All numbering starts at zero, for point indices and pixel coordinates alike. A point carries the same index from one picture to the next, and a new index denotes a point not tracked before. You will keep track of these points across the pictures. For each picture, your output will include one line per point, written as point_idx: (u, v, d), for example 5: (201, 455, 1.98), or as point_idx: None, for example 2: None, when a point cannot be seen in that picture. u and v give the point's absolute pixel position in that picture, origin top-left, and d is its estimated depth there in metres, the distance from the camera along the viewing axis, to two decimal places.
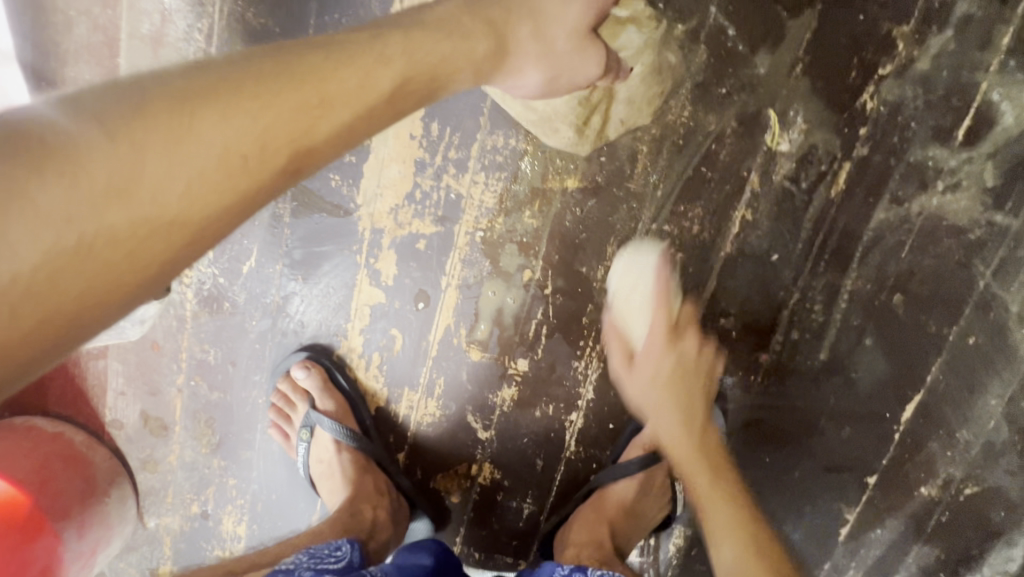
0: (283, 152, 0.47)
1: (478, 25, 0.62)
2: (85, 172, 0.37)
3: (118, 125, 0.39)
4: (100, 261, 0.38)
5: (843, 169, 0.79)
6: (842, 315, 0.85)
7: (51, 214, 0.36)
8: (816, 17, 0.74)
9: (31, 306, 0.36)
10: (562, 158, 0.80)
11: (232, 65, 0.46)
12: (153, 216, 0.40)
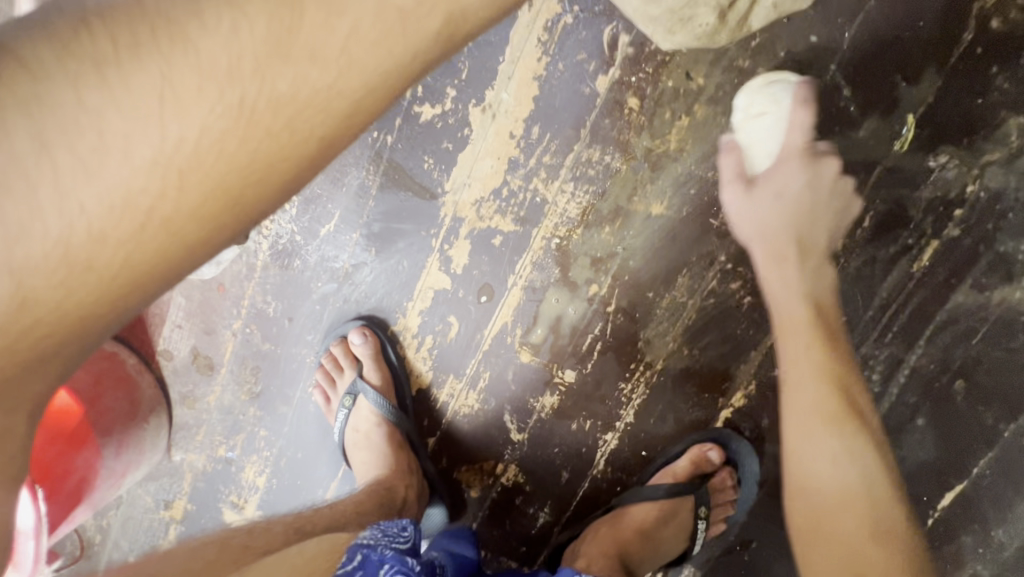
0: (439, 15, 0.44)
1: None
2: (238, 34, 0.38)
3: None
4: (260, 127, 0.39)
5: (929, 246, 0.79)
6: (898, 390, 0.84)
7: (210, 71, 0.37)
8: (935, 91, 0.74)
9: (188, 176, 0.37)
10: (652, 184, 0.81)
11: None
12: (314, 82, 0.40)
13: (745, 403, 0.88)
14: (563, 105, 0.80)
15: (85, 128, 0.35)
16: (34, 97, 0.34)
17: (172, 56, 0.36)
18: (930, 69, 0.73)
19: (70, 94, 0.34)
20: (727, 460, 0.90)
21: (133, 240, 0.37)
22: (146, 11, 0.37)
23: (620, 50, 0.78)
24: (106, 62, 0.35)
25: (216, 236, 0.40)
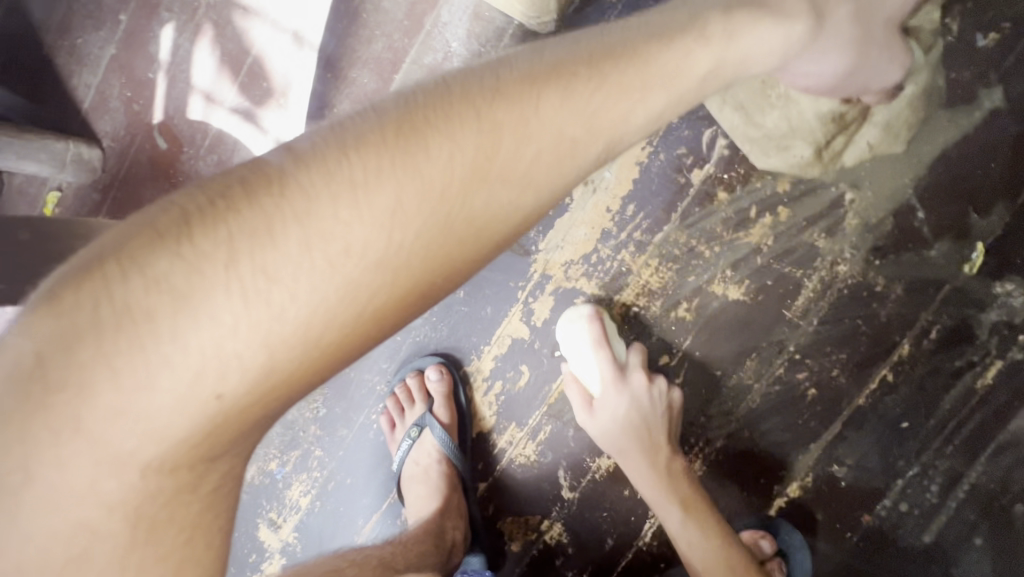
0: (603, 141, 0.46)
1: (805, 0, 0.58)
2: (464, 146, 0.39)
3: (488, 115, 0.41)
4: (456, 239, 0.39)
5: (994, 366, 0.83)
6: (957, 505, 0.85)
7: (426, 190, 0.37)
8: (1004, 224, 0.81)
9: (383, 293, 0.37)
10: (733, 271, 0.88)
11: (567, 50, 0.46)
12: (495, 191, 0.41)
13: (800, 494, 0.89)
14: (658, 188, 0.89)
15: (331, 237, 0.35)
16: (298, 212, 0.34)
17: (399, 177, 0.37)
18: (999, 205, 0.81)
19: (328, 207, 0.35)
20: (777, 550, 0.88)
21: (330, 321, 0.35)
22: (376, 139, 0.37)
23: (717, 150, 0.87)
24: (355, 183, 0.36)
25: (382, 329, 0.38)
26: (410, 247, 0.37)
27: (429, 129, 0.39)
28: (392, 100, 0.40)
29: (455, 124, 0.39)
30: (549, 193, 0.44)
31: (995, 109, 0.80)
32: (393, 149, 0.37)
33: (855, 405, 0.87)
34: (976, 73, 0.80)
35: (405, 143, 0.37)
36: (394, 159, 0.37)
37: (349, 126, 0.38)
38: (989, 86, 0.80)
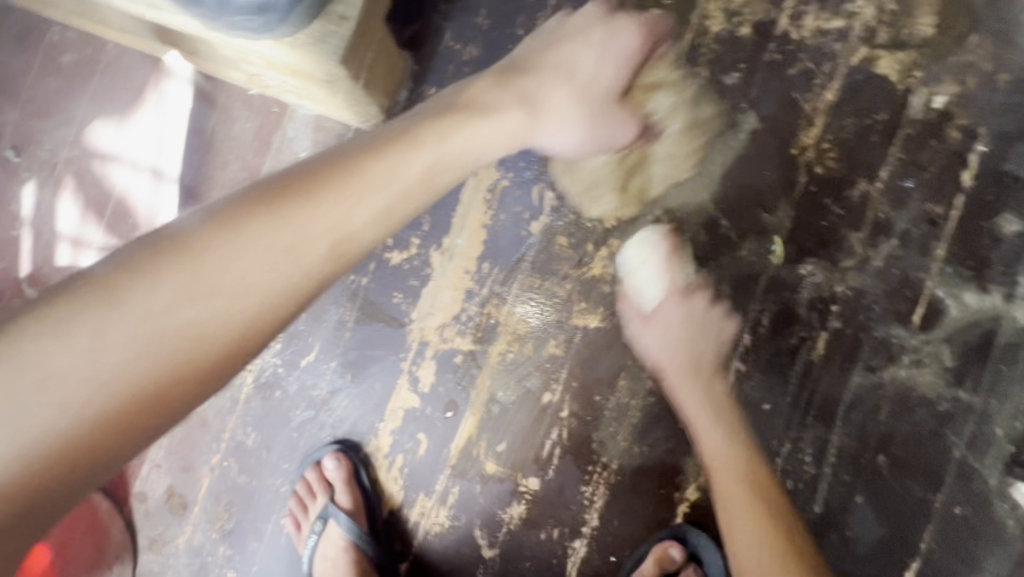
0: (322, 246, 0.59)
1: (513, 101, 0.79)
2: (175, 277, 0.52)
3: (246, 221, 0.56)
4: (180, 348, 0.51)
5: (821, 337, 0.94)
6: (832, 470, 0.93)
7: (206, 290, 0.53)
8: (790, 218, 0.95)
9: (112, 402, 0.48)
10: (587, 302, 0.97)
11: (278, 185, 0.60)
12: (259, 272, 0.55)
13: (699, 495, 0.94)
14: (506, 243, 0.99)
15: (57, 365, 0.47)
16: (24, 351, 0.47)
17: (117, 313, 0.49)
18: (782, 202, 0.95)
19: (52, 344, 0.47)
20: (690, 556, 0.91)
21: (70, 428, 0.47)
22: (98, 288, 0.50)
23: (547, 202, 0.99)
24: (79, 322, 0.49)
25: (128, 425, 0.49)
26: (168, 350, 0.50)
27: (206, 243, 0.54)
28: (119, 255, 0.52)
29: (226, 237, 0.55)
30: (274, 292, 0.56)
31: (755, 127, 0.96)
32: (174, 262, 0.53)
33: None
34: (732, 102, 0.97)
35: (189, 256, 0.53)
36: (184, 269, 0.53)
37: (75, 285, 0.50)
38: (744, 112, 0.97)
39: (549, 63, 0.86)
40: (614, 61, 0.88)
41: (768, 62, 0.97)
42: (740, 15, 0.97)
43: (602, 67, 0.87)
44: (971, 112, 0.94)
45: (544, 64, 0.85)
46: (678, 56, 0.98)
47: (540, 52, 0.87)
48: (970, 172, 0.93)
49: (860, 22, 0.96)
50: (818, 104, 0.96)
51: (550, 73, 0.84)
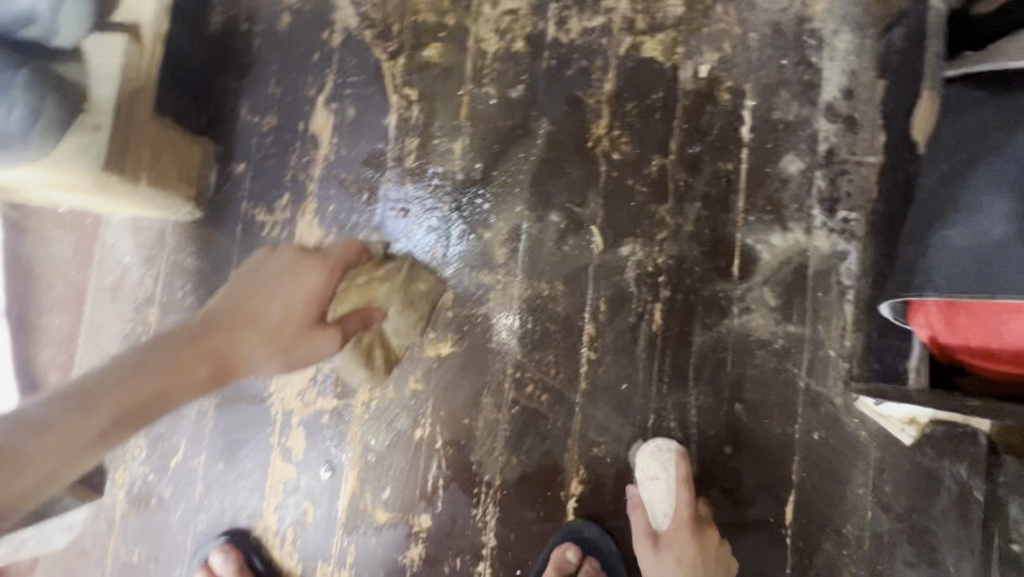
0: (141, 416, 0.65)
1: (214, 346, 0.72)
2: None
3: (78, 397, 0.62)
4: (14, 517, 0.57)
5: (656, 309, 0.99)
6: (697, 430, 0.97)
7: (12, 470, 0.56)
8: (601, 207, 1.01)
9: None
10: (436, 332, 0.99)
11: (100, 369, 0.65)
12: (67, 446, 0.60)
13: (583, 488, 0.97)
14: None
15: None
16: None
17: None
18: (590, 194, 1.01)
19: None
20: (587, 551, 0.94)
21: None
22: None
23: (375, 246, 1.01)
24: None
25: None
26: None
27: (32, 422, 0.59)
28: None
29: (82, 398, 0.62)
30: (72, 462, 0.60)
31: (549, 131, 1.02)
32: (28, 425, 0.58)
33: (580, 390, 0.98)
34: (522, 113, 1.02)
35: (8, 439, 0.56)
36: (9, 444, 0.56)
37: None
38: (536, 120, 1.02)
39: (262, 260, 0.79)
40: (311, 294, 0.77)
41: (546, 69, 1.03)
42: (511, 32, 1.03)
43: (303, 294, 0.77)
44: (734, 73, 1.02)
45: (246, 276, 0.78)
46: (464, 82, 1.03)
47: (254, 289, 0.77)
48: (747, 126, 1.01)
49: (618, 15, 1.03)
50: (601, 97, 1.02)
51: (262, 281, 0.77)
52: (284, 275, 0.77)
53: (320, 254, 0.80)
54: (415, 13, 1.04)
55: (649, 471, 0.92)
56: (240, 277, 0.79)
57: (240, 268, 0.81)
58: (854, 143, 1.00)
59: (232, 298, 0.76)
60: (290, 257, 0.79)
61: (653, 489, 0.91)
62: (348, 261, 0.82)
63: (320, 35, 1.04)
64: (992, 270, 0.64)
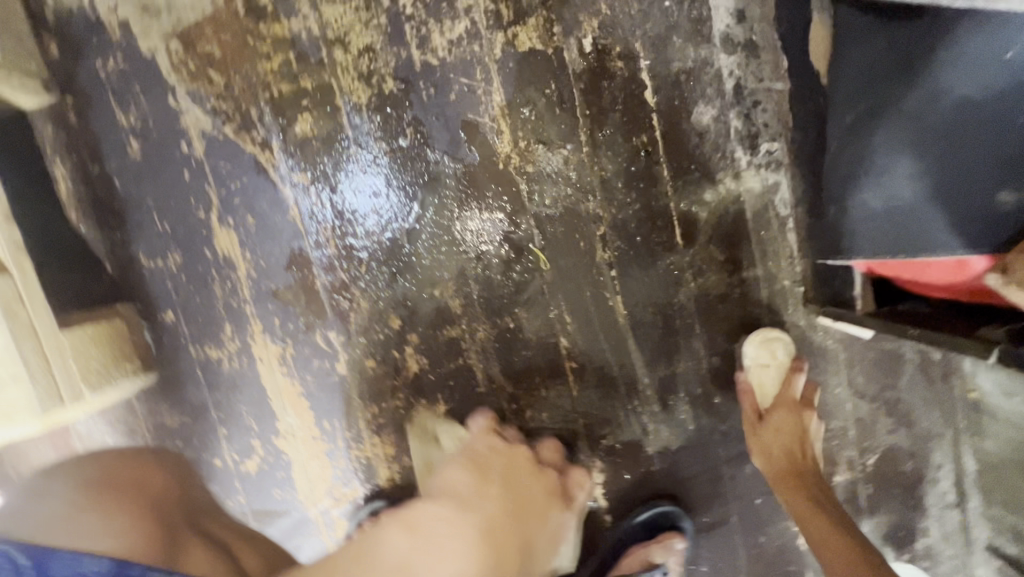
0: None
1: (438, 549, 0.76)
2: None
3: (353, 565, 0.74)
4: None
5: (619, 300, 1.02)
6: (685, 393, 1.06)
7: None
8: (534, 224, 0.99)
9: None
10: (426, 396, 1.03)
11: (372, 535, 0.80)
12: None
13: (604, 474, 1.07)
14: (321, 398, 1.03)
15: None
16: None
17: None
18: (519, 216, 0.99)
19: None
20: (675, 529, 1.06)
21: None
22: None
23: (336, 342, 1.01)
24: None
25: None
26: None
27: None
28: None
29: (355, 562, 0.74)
30: None
31: (456, 166, 0.97)
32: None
33: (574, 397, 1.04)
34: (422, 160, 0.97)
35: None
36: None
37: None
38: (439, 160, 0.97)
39: (541, 479, 0.93)
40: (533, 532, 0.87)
41: (427, 102, 0.95)
42: (377, 75, 0.94)
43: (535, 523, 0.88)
44: (619, 35, 0.95)
45: (508, 473, 0.90)
46: (350, 146, 0.96)
47: (484, 470, 0.89)
48: (649, 89, 0.96)
49: (479, 12, 0.93)
50: (493, 112, 0.96)
51: (529, 504, 0.89)
52: (542, 506, 0.90)
53: (556, 497, 0.93)
54: (267, 88, 0.94)
55: (758, 359, 1.00)
56: (497, 468, 0.90)
57: (482, 465, 0.90)
58: (758, 69, 0.96)
59: (512, 505, 0.86)
60: (536, 482, 0.92)
61: (768, 383, 1.01)
62: (570, 484, 0.96)
63: (179, 150, 0.95)
64: (909, 227, 0.66)
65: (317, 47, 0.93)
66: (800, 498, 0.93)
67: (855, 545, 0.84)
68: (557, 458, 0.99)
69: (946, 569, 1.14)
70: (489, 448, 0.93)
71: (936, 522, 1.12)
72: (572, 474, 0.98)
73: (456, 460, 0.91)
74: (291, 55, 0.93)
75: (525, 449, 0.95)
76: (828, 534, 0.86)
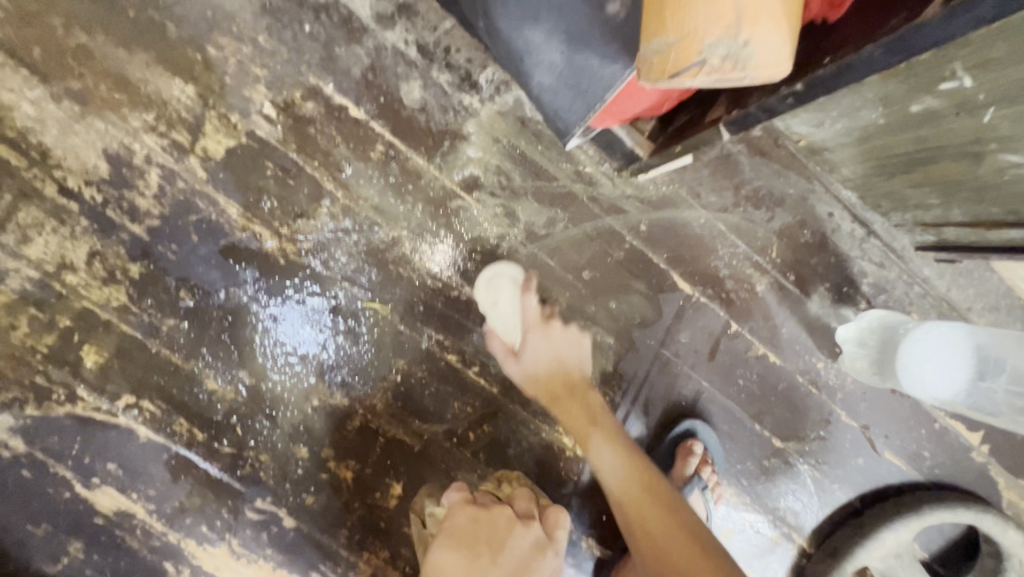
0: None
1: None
2: None
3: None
4: None
5: (467, 288, 1.00)
6: (584, 320, 1.05)
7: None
8: (350, 284, 0.97)
9: None
10: (377, 488, 1.01)
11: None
12: None
13: (574, 433, 1.06)
14: (295, 559, 1.00)
15: None
16: None
17: None
18: (331, 288, 0.96)
19: None
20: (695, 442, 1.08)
21: None
22: None
23: (267, 506, 0.98)
24: None
25: None
26: None
27: None
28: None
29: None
30: None
31: (246, 289, 0.95)
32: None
33: (498, 393, 1.03)
34: (213, 306, 0.94)
35: None
36: None
37: None
38: (228, 297, 0.94)
39: (527, 533, 0.83)
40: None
41: (178, 257, 0.93)
42: (118, 269, 0.92)
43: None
44: (290, 83, 0.93)
45: (494, 546, 0.79)
46: (145, 342, 0.93)
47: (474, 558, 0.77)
48: (351, 105, 0.95)
49: (159, 153, 0.91)
50: (239, 222, 0.93)
51: (524, 566, 0.78)
52: (529, 567, 0.78)
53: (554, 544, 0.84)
54: (34, 350, 0.90)
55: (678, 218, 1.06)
56: (484, 540, 0.80)
57: (479, 539, 0.80)
58: (426, 23, 0.95)
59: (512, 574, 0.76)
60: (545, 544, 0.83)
61: (682, 259, 1.04)
62: (564, 524, 0.89)
63: (5, 457, 0.91)
64: (583, 82, 0.64)
65: (47, 285, 0.90)
66: (632, 469, 0.89)
67: (680, 529, 0.82)
68: (530, 506, 0.90)
69: (907, 289, 1.13)
70: (469, 520, 0.83)
71: (865, 259, 1.12)
72: (550, 516, 0.89)
73: (438, 541, 0.80)
74: (32, 309, 0.90)
75: (504, 507, 0.85)
76: (637, 466, 0.90)
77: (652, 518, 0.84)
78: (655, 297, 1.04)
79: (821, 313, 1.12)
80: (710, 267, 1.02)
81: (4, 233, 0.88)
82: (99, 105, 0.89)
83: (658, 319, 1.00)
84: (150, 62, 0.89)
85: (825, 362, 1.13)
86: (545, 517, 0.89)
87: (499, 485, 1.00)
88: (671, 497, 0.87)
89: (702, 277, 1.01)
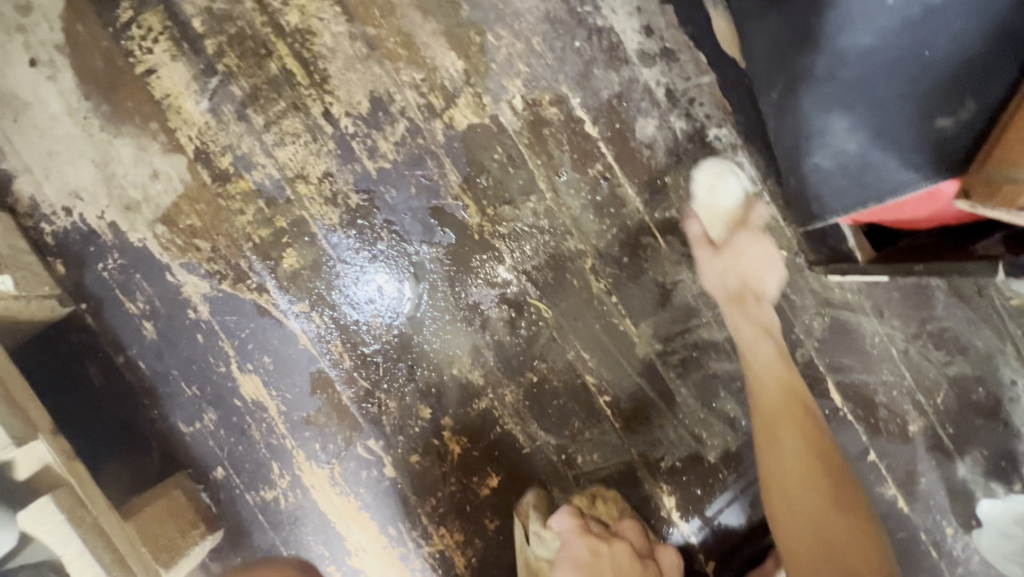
0: None
1: None
2: None
3: None
4: None
5: (627, 320, 1.03)
6: (725, 392, 1.04)
7: None
8: (525, 279, 1.02)
9: None
10: (476, 473, 1.03)
11: None
12: None
13: (674, 496, 1.04)
14: (379, 506, 1.04)
15: None
16: None
17: None
18: (508, 275, 1.02)
19: None
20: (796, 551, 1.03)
21: None
22: None
23: (377, 449, 1.03)
24: None
25: None
26: None
27: None
28: None
29: None
30: None
31: (436, 250, 1.02)
32: None
33: (618, 429, 1.03)
34: (403, 255, 1.02)
35: None
36: None
37: None
38: (418, 252, 1.02)
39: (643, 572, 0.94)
40: None
41: (393, 201, 1.01)
42: (340, 194, 1.01)
43: None
44: (544, 85, 1.00)
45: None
46: (337, 265, 1.02)
47: None
48: (589, 122, 1.01)
49: (413, 109, 1.00)
50: (454, 189, 1.01)
51: None
52: None
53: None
54: (249, 238, 1.01)
55: (706, 184, 1.01)
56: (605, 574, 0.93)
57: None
58: (682, 71, 1.00)
59: None
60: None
61: (720, 220, 1.00)
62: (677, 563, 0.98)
63: (189, 318, 1.02)
64: (868, 179, 0.66)
65: (281, 187, 1.01)
66: (795, 462, 0.90)
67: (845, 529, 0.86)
68: (643, 542, 0.97)
69: None
70: (590, 553, 0.94)
71: None
72: (662, 556, 0.97)
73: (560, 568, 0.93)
74: (261, 202, 1.01)
75: (625, 544, 0.95)
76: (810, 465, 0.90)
77: (791, 526, 0.87)
78: (736, 304, 0.97)
79: (968, 478, 1.05)
80: (752, 220, 1.00)
81: (267, 132, 1.00)
82: (382, 53, 1.00)
83: (728, 273, 0.97)
84: (436, 32, 1.00)
85: (954, 529, 1.05)
86: (658, 554, 0.98)
87: (592, 504, 1.00)
88: (800, 442, 0.91)
89: (747, 231, 0.98)
